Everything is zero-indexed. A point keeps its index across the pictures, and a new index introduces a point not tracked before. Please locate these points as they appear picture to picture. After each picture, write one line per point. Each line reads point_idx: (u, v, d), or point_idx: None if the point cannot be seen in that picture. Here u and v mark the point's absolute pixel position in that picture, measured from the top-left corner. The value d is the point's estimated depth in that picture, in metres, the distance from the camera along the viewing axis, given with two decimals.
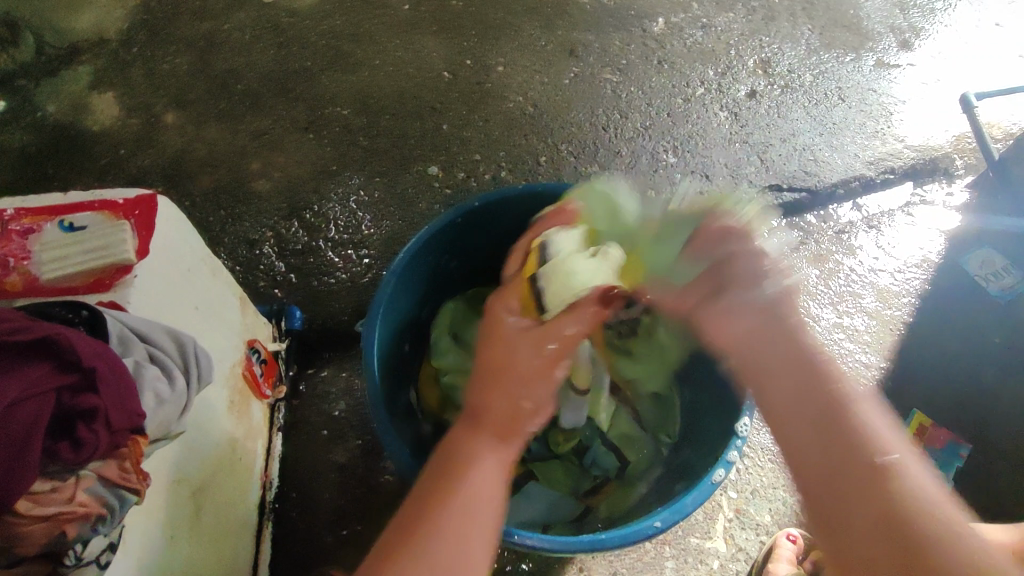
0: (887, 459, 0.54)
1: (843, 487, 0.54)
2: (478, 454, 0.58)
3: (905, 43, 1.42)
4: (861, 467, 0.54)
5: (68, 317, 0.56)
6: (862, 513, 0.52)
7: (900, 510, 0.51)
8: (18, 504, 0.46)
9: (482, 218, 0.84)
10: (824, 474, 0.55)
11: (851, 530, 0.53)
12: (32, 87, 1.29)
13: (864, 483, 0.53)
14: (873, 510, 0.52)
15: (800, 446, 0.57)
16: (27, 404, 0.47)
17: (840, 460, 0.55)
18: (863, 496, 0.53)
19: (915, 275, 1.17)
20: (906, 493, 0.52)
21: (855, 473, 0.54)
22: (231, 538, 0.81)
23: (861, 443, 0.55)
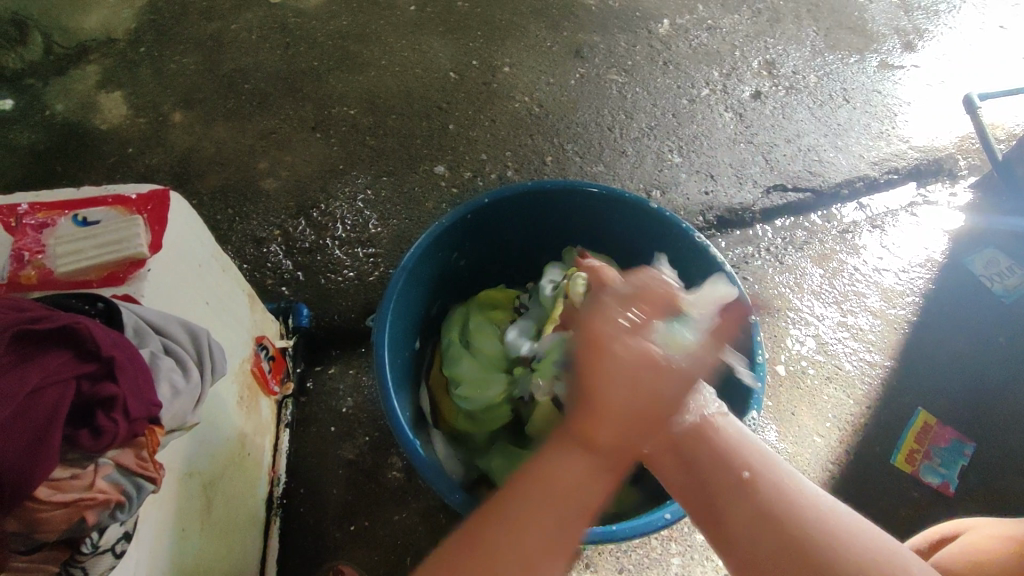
0: (747, 471, 0.57)
1: (722, 519, 0.56)
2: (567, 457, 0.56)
3: (909, 45, 1.42)
4: (727, 480, 0.57)
5: (84, 308, 0.56)
6: (739, 533, 0.55)
7: (768, 512, 0.54)
8: (38, 491, 0.46)
9: (491, 216, 0.85)
10: (700, 498, 0.58)
11: (751, 555, 0.53)
12: (41, 86, 1.30)
13: (726, 501, 0.56)
14: (748, 516, 0.54)
15: (688, 493, 0.60)
16: (48, 393, 0.47)
17: (712, 485, 0.58)
18: (736, 510, 0.55)
19: (920, 275, 1.18)
20: (764, 498, 0.54)
21: (721, 491, 0.57)
22: (239, 532, 0.82)
23: (720, 467, 0.58)
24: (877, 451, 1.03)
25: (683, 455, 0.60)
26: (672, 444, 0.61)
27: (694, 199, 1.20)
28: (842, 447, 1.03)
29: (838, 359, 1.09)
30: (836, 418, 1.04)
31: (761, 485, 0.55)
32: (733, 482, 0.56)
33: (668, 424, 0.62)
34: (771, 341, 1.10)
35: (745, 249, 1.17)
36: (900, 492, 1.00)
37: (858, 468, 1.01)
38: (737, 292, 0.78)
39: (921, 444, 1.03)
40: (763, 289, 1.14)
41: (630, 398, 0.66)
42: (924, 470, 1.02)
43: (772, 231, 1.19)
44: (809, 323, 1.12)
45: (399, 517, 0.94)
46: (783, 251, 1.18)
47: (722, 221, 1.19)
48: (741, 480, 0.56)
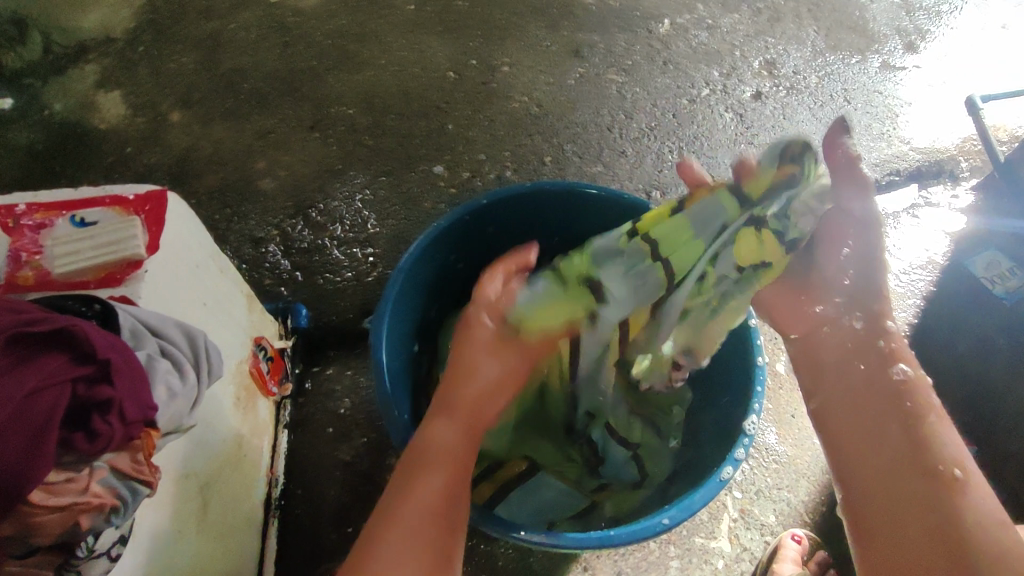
0: (960, 469, 0.53)
1: (898, 516, 0.53)
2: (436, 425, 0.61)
3: (911, 46, 1.42)
4: (932, 474, 0.53)
5: (80, 310, 0.56)
6: (911, 524, 0.52)
7: (944, 510, 0.51)
8: (33, 494, 0.46)
9: (490, 218, 0.85)
10: (876, 483, 0.56)
11: (892, 544, 0.52)
12: (40, 85, 1.30)
13: (915, 495, 0.53)
14: (935, 520, 0.51)
15: (855, 468, 0.57)
16: (44, 395, 0.47)
17: (903, 478, 0.54)
18: (925, 503, 0.52)
19: (920, 277, 1.17)
20: (968, 510, 0.51)
21: (920, 478, 0.53)
22: (237, 533, 0.81)
23: (902, 465, 0.55)
24: None
25: (878, 429, 0.58)
26: (891, 411, 0.58)
27: None
28: None
29: None
30: None
31: (966, 494, 0.52)
32: (929, 471, 0.53)
33: (871, 383, 0.61)
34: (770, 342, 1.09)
35: None
36: None
37: None
38: None
39: None
40: None
41: (860, 346, 0.64)
42: None
43: None
44: None
45: None
46: None
47: None
48: (942, 486, 0.52)
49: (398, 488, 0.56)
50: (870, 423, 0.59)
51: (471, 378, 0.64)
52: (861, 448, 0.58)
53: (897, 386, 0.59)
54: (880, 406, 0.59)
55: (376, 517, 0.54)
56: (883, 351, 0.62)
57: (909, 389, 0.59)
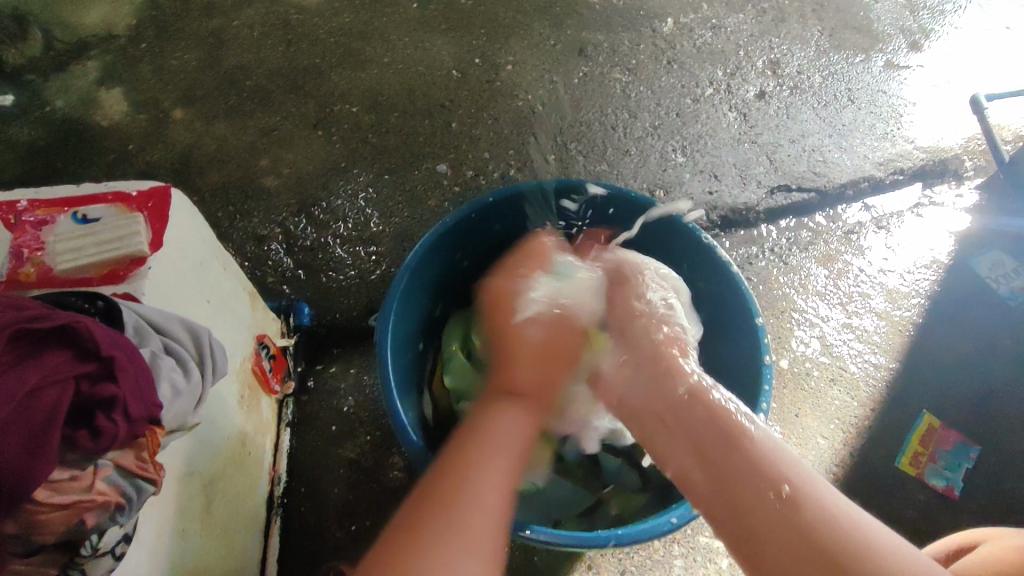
0: (787, 485, 0.54)
1: (748, 530, 0.54)
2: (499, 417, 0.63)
3: (915, 45, 1.41)
4: (762, 488, 0.54)
5: (84, 307, 0.56)
6: (761, 530, 0.53)
7: (794, 513, 0.52)
8: (37, 492, 0.46)
9: (496, 215, 0.84)
10: (726, 502, 0.56)
11: (765, 552, 0.52)
12: (42, 82, 1.29)
13: (754, 511, 0.54)
14: (781, 526, 0.52)
15: (711, 498, 0.57)
16: (47, 392, 0.47)
17: (741, 493, 0.55)
18: (769, 518, 0.53)
19: (925, 276, 1.17)
20: (811, 516, 0.52)
21: (754, 496, 0.54)
22: (240, 532, 0.81)
23: (756, 476, 0.55)
24: (882, 453, 1.02)
25: (710, 450, 0.59)
26: (705, 438, 0.60)
27: (698, 200, 1.20)
28: (846, 450, 1.02)
29: (843, 361, 1.09)
30: (841, 420, 1.04)
31: (806, 503, 0.53)
32: (766, 480, 0.55)
33: (684, 408, 0.62)
34: (775, 342, 1.09)
35: (749, 249, 1.17)
36: (904, 495, 1.00)
37: (862, 470, 1.01)
38: (743, 293, 0.77)
39: (926, 447, 1.02)
40: (767, 290, 1.13)
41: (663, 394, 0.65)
42: (929, 473, 1.01)
43: (776, 232, 1.18)
44: (813, 324, 1.11)
45: None
46: (788, 252, 1.17)
47: (726, 221, 1.19)
48: (782, 497, 0.53)
49: (446, 492, 0.54)
50: (684, 453, 0.60)
51: (528, 358, 0.70)
52: (698, 476, 0.59)
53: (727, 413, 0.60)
54: (706, 421, 0.60)
55: (433, 507, 0.53)
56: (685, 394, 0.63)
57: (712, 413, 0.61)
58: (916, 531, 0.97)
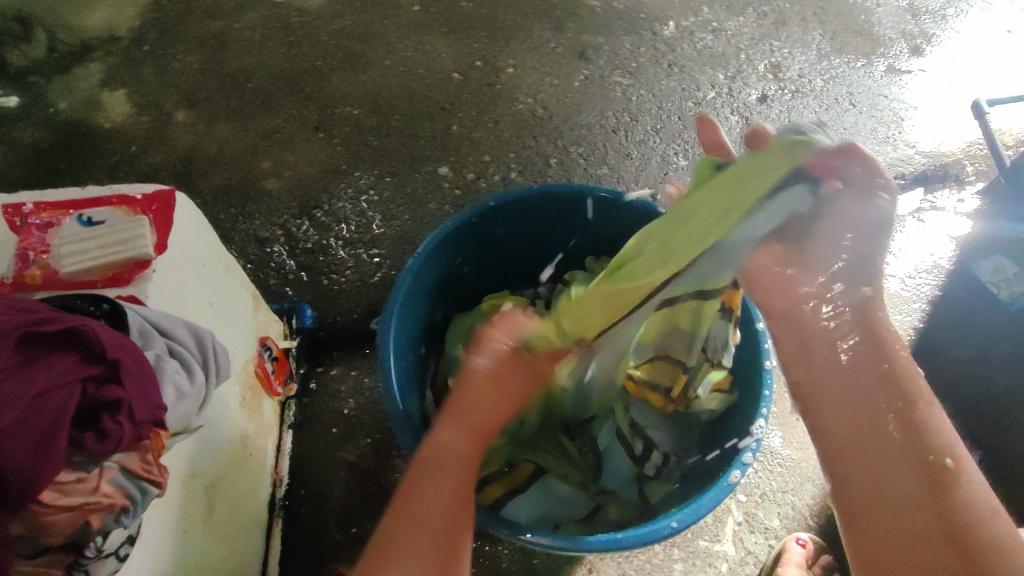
0: (952, 457, 0.50)
1: (890, 500, 0.50)
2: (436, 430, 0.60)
3: (916, 50, 1.42)
4: (925, 454, 0.50)
5: (89, 310, 0.56)
6: (895, 496, 0.49)
7: (936, 489, 0.48)
8: (44, 494, 0.46)
9: (498, 219, 0.85)
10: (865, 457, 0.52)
11: (886, 521, 0.49)
12: (45, 83, 1.30)
13: (898, 476, 0.50)
14: (927, 504, 0.48)
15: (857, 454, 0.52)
16: (54, 395, 0.47)
17: (890, 454, 0.51)
18: (909, 490, 0.49)
19: (926, 281, 1.17)
20: (962, 493, 0.48)
21: (910, 458, 0.50)
22: (242, 533, 0.81)
23: (907, 463, 0.50)
24: None
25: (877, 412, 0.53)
26: (878, 386, 0.53)
27: None
28: None
29: None
30: None
31: (955, 482, 0.49)
32: (930, 451, 0.50)
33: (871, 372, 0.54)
34: None
35: None
36: None
37: None
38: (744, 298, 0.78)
39: None
40: None
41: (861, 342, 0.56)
42: None
43: None
44: None
45: None
46: None
47: None
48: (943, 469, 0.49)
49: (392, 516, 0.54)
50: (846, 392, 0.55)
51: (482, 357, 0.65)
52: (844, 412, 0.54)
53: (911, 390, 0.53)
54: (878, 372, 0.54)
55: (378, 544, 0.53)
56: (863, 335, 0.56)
57: (899, 376, 0.54)
58: None
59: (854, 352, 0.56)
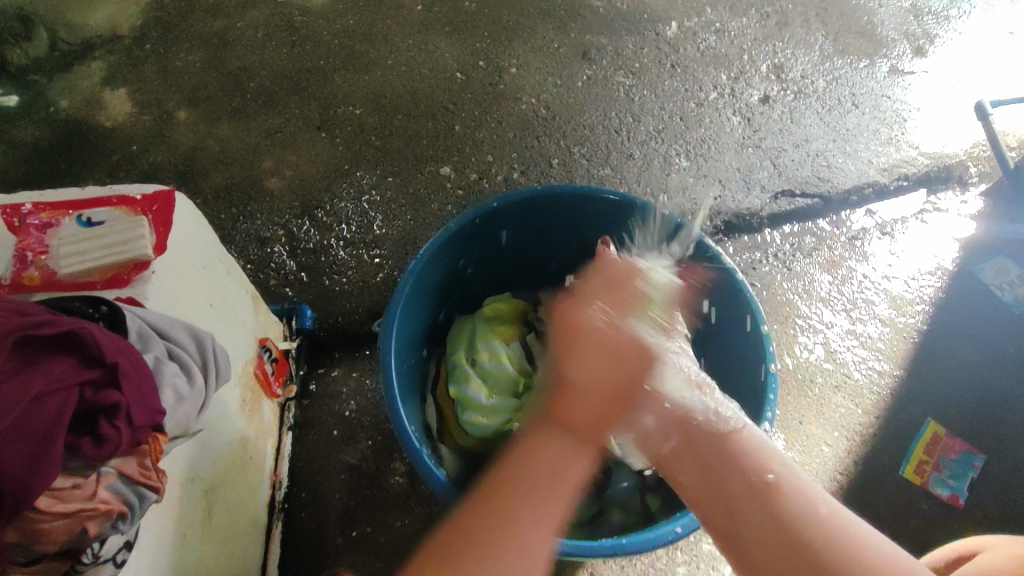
0: (771, 474, 0.54)
1: (739, 525, 0.53)
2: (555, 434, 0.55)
3: (919, 51, 1.41)
4: (748, 482, 0.54)
5: (87, 311, 0.55)
6: (744, 525, 0.52)
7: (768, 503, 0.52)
8: (39, 500, 0.45)
9: (501, 220, 0.84)
10: (715, 495, 0.55)
11: (755, 554, 0.51)
12: (45, 82, 1.29)
13: (740, 503, 0.53)
14: (767, 523, 0.51)
15: (704, 499, 0.56)
16: (51, 399, 0.46)
17: (724, 488, 0.55)
18: (754, 513, 0.52)
19: (930, 283, 1.17)
20: (786, 505, 0.52)
21: (737, 488, 0.54)
22: (241, 536, 0.81)
23: (743, 476, 0.54)
24: (886, 461, 1.02)
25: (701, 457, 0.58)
26: (682, 431, 0.60)
27: (702, 204, 1.19)
28: (850, 457, 1.02)
29: (847, 368, 1.08)
30: (845, 428, 1.03)
31: (786, 489, 0.53)
32: (751, 469, 0.55)
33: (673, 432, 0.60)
34: (779, 348, 1.09)
35: (753, 254, 1.16)
36: (908, 503, 1.00)
37: (865, 477, 1.00)
38: (750, 301, 0.77)
39: (930, 455, 1.02)
40: (771, 296, 1.13)
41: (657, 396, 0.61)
42: (933, 482, 1.00)
43: (780, 237, 1.18)
44: (817, 330, 1.11)
45: (402, 524, 0.93)
46: (792, 258, 1.16)
47: (730, 226, 1.18)
48: (764, 482, 0.53)
49: (495, 516, 0.51)
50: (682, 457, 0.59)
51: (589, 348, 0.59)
52: (681, 466, 0.58)
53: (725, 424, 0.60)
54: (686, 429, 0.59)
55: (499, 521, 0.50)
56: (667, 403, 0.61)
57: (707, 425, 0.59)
58: (919, 541, 0.97)
59: (670, 400, 0.62)
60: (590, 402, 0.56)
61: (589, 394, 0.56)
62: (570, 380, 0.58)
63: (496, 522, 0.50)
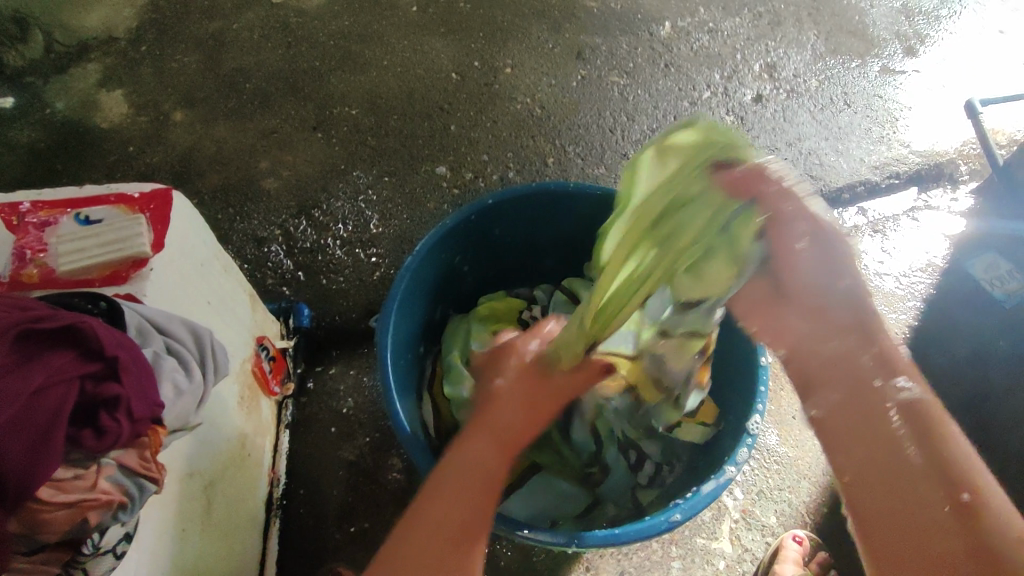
0: (970, 491, 0.45)
1: (909, 543, 0.45)
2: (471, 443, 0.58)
3: (910, 50, 1.43)
4: (939, 499, 0.45)
5: (86, 307, 0.56)
6: (927, 549, 0.44)
7: (937, 534, 0.44)
8: (41, 491, 0.46)
9: (496, 218, 0.85)
10: (887, 502, 0.47)
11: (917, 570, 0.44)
12: (42, 84, 1.30)
13: (922, 517, 0.45)
14: (949, 551, 0.43)
15: (871, 510, 0.47)
16: (51, 393, 0.47)
17: (904, 499, 0.46)
18: (941, 538, 0.44)
19: (921, 279, 1.18)
20: (990, 528, 0.43)
21: (926, 501, 0.45)
22: (240, 532, 0.81)
23: (928, 482, 0.46)
24: None
25: (865, 455, 0.49)
26: (860, 417, 0.50)
27: None
28: None
29: None
30: None
31: (983, 517, 0.44)
32: (928, 493, 0.45)
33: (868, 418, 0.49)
34: None
35: None
36: None
37: None
38: None
39: None
40: None
41: (844, 379, 0.52)
42: None
43: None
44: None
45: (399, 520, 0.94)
46: None
47: None
48: (957, 506, 0.44)
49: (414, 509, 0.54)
50: (858, 447, 0.49)
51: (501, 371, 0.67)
52: (852, 461, 0.49)
53: (888, 407, 0.49)
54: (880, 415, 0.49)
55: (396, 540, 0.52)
56: (851, 362, 0.52)
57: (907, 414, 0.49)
58: None
59: (889, 383, 0.50)
60: (516, 402, 0.62)
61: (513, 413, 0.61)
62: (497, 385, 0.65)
63: (427, 510, 0.53)
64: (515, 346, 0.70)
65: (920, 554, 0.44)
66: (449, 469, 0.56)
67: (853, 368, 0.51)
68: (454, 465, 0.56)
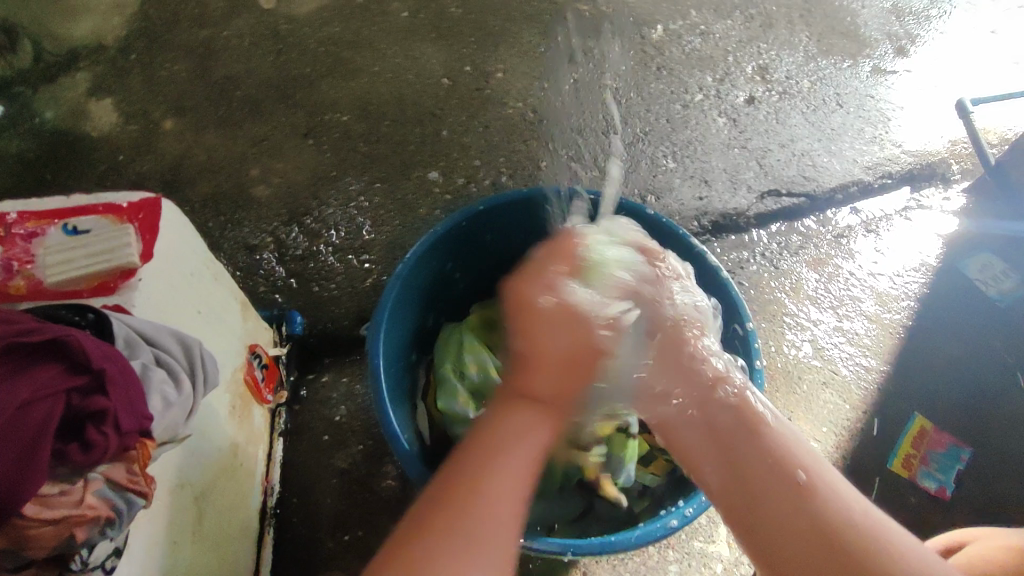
0: (804, 474, 0.55)
1: (767, 525, 0.54)
2: (523, 434, 0.57)
3: (901, 50, 1.43)
4: (782, 486, 0.55)
5: (74, 319, 0.56)
6: (767, 526, 0.54)
7: (821, 528, 0.51)
8: (26, 508, 0.45)
9: (487, 223, 0.85)
10: (742, 496, 0.56)
11: (773, 549, 0.53)
12: (32, 93, 1.29)
13: (769, 504, 0.54)
14: (795, 525, 0.52)
15: (732, 508, 0.57)
16: (37, 406, 0.47)
17: (754, 490, 0.56)
18: (784, 516, 0.53)
19: (914, 279, 1.18)
20: (823, 504, 0.52)
21: (774, 492, 0.55)
22: (233, 543, 0.81)
23: (773, 472, 0.56)
24: (874, 456, 1.03)
25: (735, 475, 0.58)
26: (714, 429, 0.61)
27: (689, 205, 1.21)
28: (838, 453, 1.03)
29: (834, 364, 1.09)
30: (833, 423, 1.04)
31: (819, 491, 0.53)
32: (801, 503, 0.53)
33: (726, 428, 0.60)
34: (767, 346, 1.10)
35: (740, 254, 1.17)
36: (896, 497, 1.01)
37: (852, 472, 1.02)
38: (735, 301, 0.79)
39: (917, 449, 1.03)
40: (759, 294, 1.14)
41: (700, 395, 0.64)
42: (921, 475, 1.02)
43: (767, 236, 1.19)
44: (804, 328, 1.12)
45: (394, 528, 0.93)
46: (778, 256, 1.18)
47: (717, 226, 1.19)
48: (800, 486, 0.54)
49: (447, 514, 0.51)
50: (717, 461, 0.60)
51: (538, 323, 0.64)
52: (704, 458, 0.61)
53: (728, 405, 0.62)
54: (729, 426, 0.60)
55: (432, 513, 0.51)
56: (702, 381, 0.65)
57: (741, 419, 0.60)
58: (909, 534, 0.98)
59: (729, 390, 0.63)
60: (554, 364, 0.62)
61: (557, 350, 0.62)
62: (534, 343, 0.63)
63: (469, 513, 0.51)
64: (542, 270, 0.69)
65: (772, 532, 0.53)
66: (497, 452, 0.55)
67: (713, 404, 0.63)
68: (504, 450, 0.56)
